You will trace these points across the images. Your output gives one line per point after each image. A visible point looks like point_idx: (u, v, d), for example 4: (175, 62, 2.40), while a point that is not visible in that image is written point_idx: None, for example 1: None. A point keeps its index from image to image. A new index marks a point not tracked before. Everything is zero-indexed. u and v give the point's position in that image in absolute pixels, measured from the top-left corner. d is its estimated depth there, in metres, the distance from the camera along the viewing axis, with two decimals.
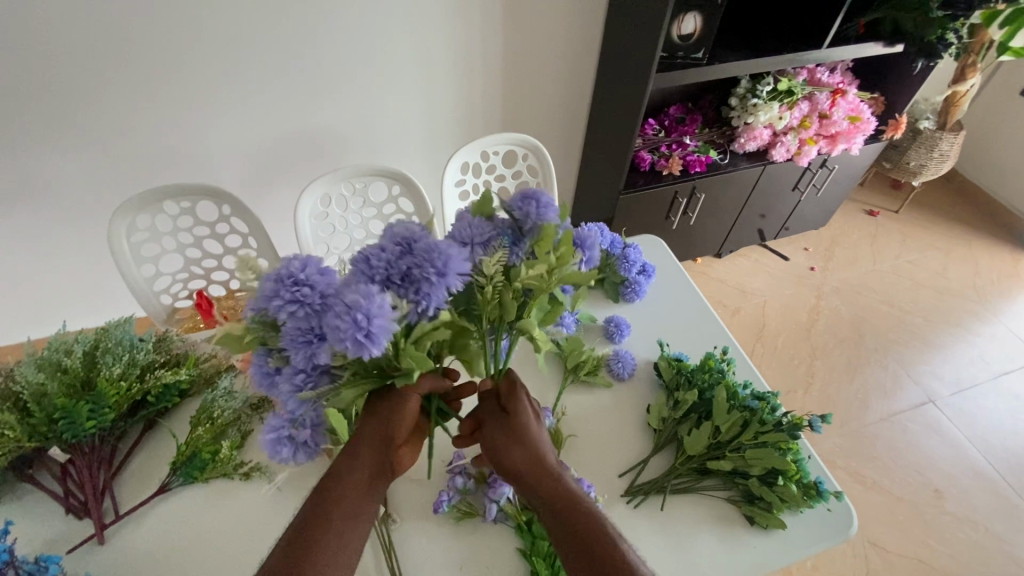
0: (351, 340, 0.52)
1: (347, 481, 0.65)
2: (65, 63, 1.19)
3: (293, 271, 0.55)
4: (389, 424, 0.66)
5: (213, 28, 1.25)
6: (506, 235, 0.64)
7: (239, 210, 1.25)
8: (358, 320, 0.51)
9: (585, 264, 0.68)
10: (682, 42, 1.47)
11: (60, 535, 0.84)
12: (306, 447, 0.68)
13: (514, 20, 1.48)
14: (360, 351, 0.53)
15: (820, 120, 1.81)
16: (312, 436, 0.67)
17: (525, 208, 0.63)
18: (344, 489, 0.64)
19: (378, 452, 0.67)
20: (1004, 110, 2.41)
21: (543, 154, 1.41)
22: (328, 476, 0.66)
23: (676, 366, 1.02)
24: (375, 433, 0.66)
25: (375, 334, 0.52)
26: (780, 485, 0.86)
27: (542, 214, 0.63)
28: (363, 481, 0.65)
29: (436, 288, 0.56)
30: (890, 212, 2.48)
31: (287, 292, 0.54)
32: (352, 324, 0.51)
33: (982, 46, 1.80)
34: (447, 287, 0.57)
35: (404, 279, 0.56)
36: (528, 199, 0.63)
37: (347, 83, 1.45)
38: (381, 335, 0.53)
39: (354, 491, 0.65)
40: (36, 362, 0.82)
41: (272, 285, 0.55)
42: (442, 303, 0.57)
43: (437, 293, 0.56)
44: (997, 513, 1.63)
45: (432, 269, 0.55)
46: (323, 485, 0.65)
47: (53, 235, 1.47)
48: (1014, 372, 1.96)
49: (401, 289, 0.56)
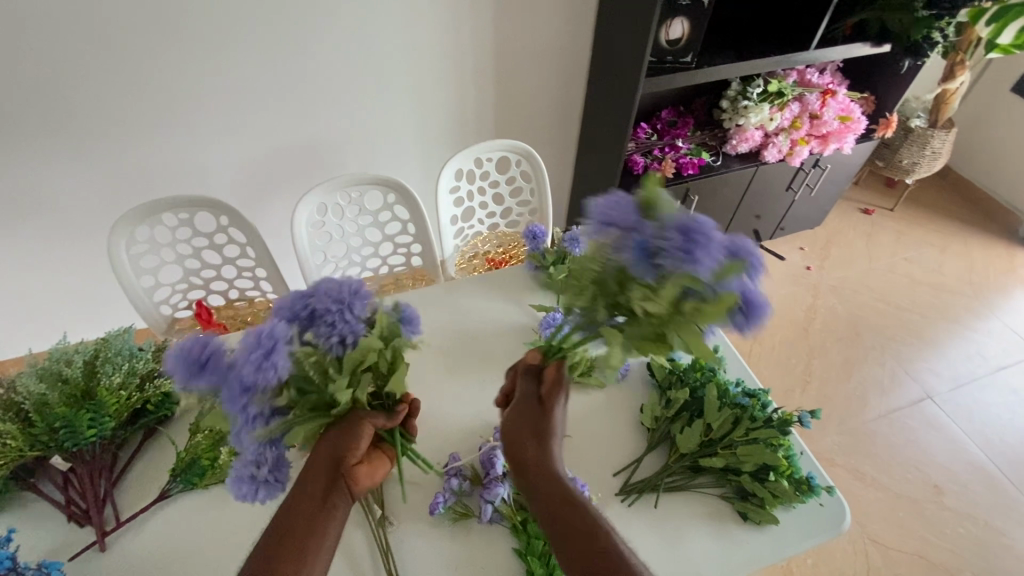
0: (252, 368, 0.57)
1: (305, 495, 0.67)
2: (66, 79, 1.23)
3: (190, 345, 0.59)
4: (338, 445, 0.68)
5: (209, 41, 1.27)
6: (642, 244, 0.55)
7: (237, 220, 1.27)
8: (251, 346, 0.57)
9: (745, 327, 0.57)
10: (671, 46, 1.49)
11: (61, 542, 0.86)
12: (268, 485, 0.68)
13: (505, 29, 1.50)
14: (268, 374, 0.57)
15: (810, 120, 1.82)
16: (275, 471, 0.67)
17: (679, 237, 0.54)
18: (301, 511, 0.66)
19: (327, 472, 0.68)
20: (995, 107, 2.44)
21: (536, 160, 1.43)
22: (293, 487, 0.68)
23: (668, 366, 1.03)
24: (330, 451, 0.68)
25: (275, 354, 0.57)
26: (772, 481, 0.88)
27: (690, 253, 0.53)
28: (317, 500, 0.67)
29: (346, 312, 0.63)
30: (884, 211, 2.49)
31: (193, 360, 0.59)
32: (248, 354, 0.57)
33: (969, 43, 1.83)
34: (356, 312, 0.63)
35: (313, 314, 0.62)
36: (688, 231, 0.54)
37: (342, 93, 1.48)
38: (280, 356, 0.58)
39: (309, 511, 0.66)
40: (37, 373, 0.83)
41: (177, 362, 0.59)
42: (357, 325, 0.63)
43: (348, 317, 0.63)
44: (997, 507, 1.64)
45: (330, 298, 0.62)
46: (287, 498, 0.67)
47: (54, 248, 1.49)
48: (1011, 367, 1.96)
49: (312, 325, 0.62)
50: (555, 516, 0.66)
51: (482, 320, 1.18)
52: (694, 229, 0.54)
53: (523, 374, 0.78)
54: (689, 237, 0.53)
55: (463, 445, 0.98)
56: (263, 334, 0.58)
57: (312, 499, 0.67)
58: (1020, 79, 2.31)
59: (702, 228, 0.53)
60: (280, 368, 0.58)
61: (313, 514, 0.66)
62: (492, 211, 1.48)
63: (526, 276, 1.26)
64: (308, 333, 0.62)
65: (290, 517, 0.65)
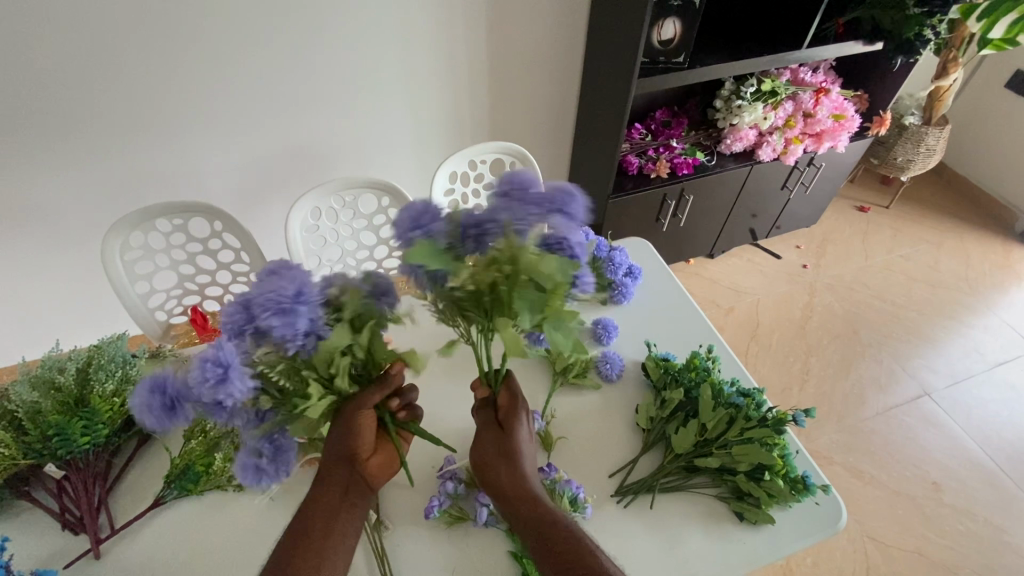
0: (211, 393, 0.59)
1: (324, 497, 0.70)
2: (59, 87, 1.23)
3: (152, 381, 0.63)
4: (347, 445, 0.71)
5: (202, 46, 1.27)
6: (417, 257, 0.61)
7: (231, 225, 1.27)
8: (202, 377, 0.58)
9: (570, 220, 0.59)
10: (663, 47, 1.50)
11: (56, 551, 0.85)
12: (273, 472, 0.72)
13: (497, 32, 1.51)
14: (225, 397, 0.59)
15: (804, 119, 1.82)
16: (276, 462, 0.72)
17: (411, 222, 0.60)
18: (320, 509, 0.69)
19: (342, 472, 0.71)
20: (989, 104, 2.44)
21: (530, 161, 1.43)
22: (310, 491, 0.71)
23: (663, 366, 1.03)
24: (338, 455, 0.71)
25: (229, 379, 0.58)
26: (767, 480, 0.87)
27: (415, 226, 0.59)
28: (337, 497, 0.70)
29: (287, 320, 0.59)
30: (880, 208, 2.49)
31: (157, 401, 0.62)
32: (202, 383, 0.59)
33: (962, 41, 1.83)
34: (299, 317, 0.60)
35: (252, 321, 0.60)
36: (408, 216, 0.60)
37: (335, 97, 1.48)
38: (232, 381, 0.59)
39: (329, 508, 0.69)
40: (30, 381, 0.83)
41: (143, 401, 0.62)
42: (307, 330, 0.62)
43: (287, 326, 0.59)
44: (996, 503, 1.63)
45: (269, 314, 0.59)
46: (304, 502, 0.70)
47: (49, 255, 1.49)
48: (1009, 363, 1.96)
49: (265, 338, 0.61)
50: (538, 529, 0.68)
51: None
52: (419, 210, 0.60)
53: (477, 405, 0.79)
54: (416, 220, 0.60)
55: (458, 448, 0.98)
56: (211, 364, 0.58)
57: (331, 498, 0.70)
58: (1012, 75, 2.32)
59: (418, 205, 0.60)
60: (238, 391, 0.60)
61: (332, 514, 0.69)
62: None
63: None
64: (268, 344, 0.62)
65: (312, 517, 0.68)
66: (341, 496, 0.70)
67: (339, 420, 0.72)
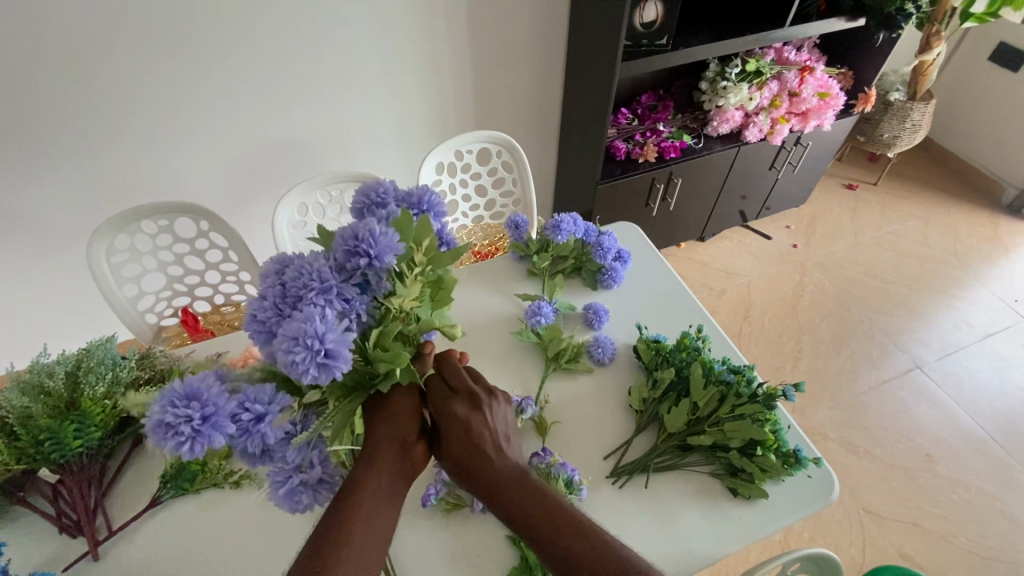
0: (313, 365, 0.53)
1: (368, 486, 0.64)
2: (38, 91, 1.22)
3: (168, 406, 0.54)
4: (399, 428, 0.67)
5: (182, 44, 1.26)
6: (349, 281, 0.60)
7: (218, 223, 1.26)
8: (311, 345, 0.53)
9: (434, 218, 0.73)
10: (646, 30, 1.48)
11: (53, 555, 0.85)
12: (326, 483, 0.66)
13: (480, 21, 1.50)
14: (335, 370, 0.54)
15: (789, 98, 1.82)
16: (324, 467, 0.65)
17: (353, 249, 0.60)
18: (365, 501, 0.63)
19: (396, 457, 0.66)
20: (973, 76, 2.46)
21: (518, 150, 1.42)
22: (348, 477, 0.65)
23: (654, 347, 1.04)
24: (389, 436, 0.66)
25: (337, 348, 0.54)
26: (759, 455, 0.89)
27: (373, 246, 0.60)
28: (384, 491, 0.64)
29: (336, 298, 0.58)
30: (868, 186, 2.50)
31: (179, 422, 0.54)
32: (309, 351, 0.53)
33: (944, 14, 1.84)
34: (351, 288, 0.60)
35: (303, 301, 0.56)
36: (353, 239, 0.60)
37: (319, 90, 1.47)
38: (342, 350, 0.55)
39: (374, 501, 0.63)
40: (19, 387, 0.82)
41: (161, 429, 0.54)
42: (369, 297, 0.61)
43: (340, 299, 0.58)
44: (990, 473, 1.66)
45: (315, 288, 0.57)
46: (345, 486, 0.64)
47: (33, 261, 1.48)
48: (998, 334, 1.99)
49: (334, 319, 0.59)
50: (520, 509, 0.64)
51: (466, 309, 1.17)
52: (361, 231, 0.60)
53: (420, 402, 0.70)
54: (369, 240, 0.60)
55: None
56: (313, 335, 0.53)
57: (376, 491, 0.64)
58: (997, 48, 2.34)
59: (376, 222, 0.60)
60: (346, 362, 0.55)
61: (373, 508, 0.63)
62: (476, 203, 1.50)
63: (509, 265, 1.26)
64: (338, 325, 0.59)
65: (342, 507, 0.62)
66: (385, 490, 0.65)
67: (382, 416, 0.67)
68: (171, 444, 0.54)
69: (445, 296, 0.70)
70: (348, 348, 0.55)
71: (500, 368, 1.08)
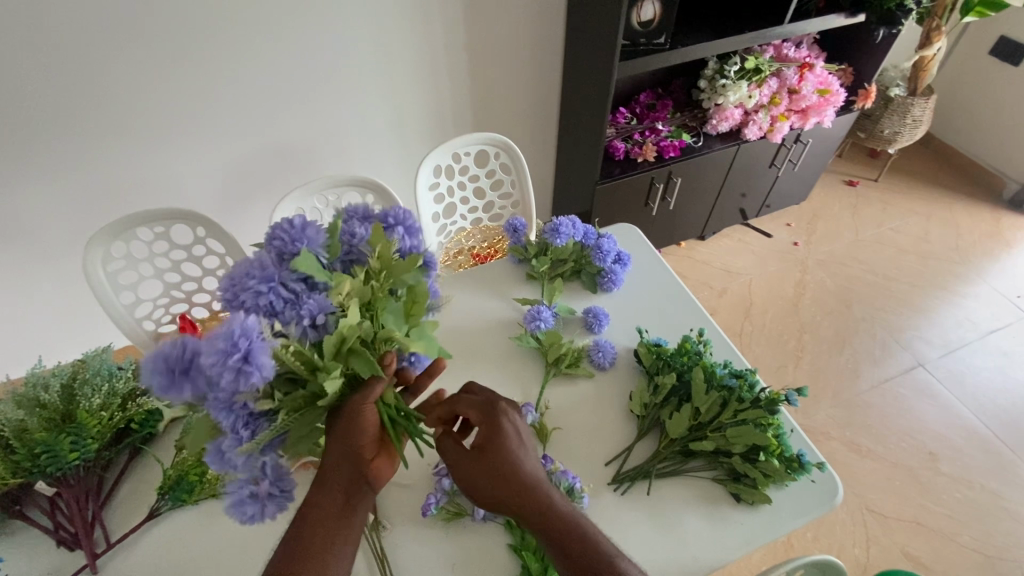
0: (229, 370, 0.52)
1: (326, 505, 0.65)
2: (30, 97, 1.21)
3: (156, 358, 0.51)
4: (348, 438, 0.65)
5: (175, 48, 1.25)
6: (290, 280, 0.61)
7: (214, 229, 1.25)
8: (226, 345, 0.52)
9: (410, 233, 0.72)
10: (643, 28, 1.47)
11: (50, 569, 0.84)
12: (275, 499, 0.63)
13: (477, 21, 1.48)
14: (253, 378, 0.53)
15: (789, 96, 1.81)
16: (277, 483, 0.63)
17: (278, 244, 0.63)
18: (320, 518, 0.65)
19: (347, 471, 0.66)
20: (974, 71, 2.44)
21: (515, 152, 1.40)
22: (308, 496, 0.66)
23: (655, 352, 1.02)
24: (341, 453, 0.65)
25: (257, 350, 0.53)
26: (763, 461, 0.88)
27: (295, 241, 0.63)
28: (340, 502, 0.66)
29: (269, 291, 0.59)
30: (868, 182, 2.49)
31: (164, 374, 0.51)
32: (222, 353, 0.52)
33: (945, 8, 1.84)
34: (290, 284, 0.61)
35: (241, 298, 0.59)
36: (275, 240, 0.63)
37: (315, 94, 1.46)
38: (261, 355, 0.53)
39: (330, 517, 0.65)
40: (14, 399, 0.81)
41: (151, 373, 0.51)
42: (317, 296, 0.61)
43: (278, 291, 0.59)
44: (993, 470, 1.65)
45: (254, 282, 0.59)
46: (303, 506, 0.66)
47: (29, 268, 1.47)
48: (1000, 330, 1.98)
49: (276, 317, 0.59)
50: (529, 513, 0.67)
51: (464, 316, 1.16)
52: (287, 228, 0.64)
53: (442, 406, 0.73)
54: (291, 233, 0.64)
55: None
56: (232, 337, 0.52)
57: (333, 507, 0.65)
58: (998, 42, 2.32)
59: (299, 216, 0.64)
60: (264, 369, 0.53)
61: (334, 521, 0.65)
62: (474, 206, 1.49)
63: (508, 268, 1.25)
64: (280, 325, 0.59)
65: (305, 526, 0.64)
66: (342, 506, 0.66)
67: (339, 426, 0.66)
68: (156, 380, 0.51)
69: (421, 304, 0.67)
70: (267, 355, 0.54)
71: (499, 374, 1.07)
